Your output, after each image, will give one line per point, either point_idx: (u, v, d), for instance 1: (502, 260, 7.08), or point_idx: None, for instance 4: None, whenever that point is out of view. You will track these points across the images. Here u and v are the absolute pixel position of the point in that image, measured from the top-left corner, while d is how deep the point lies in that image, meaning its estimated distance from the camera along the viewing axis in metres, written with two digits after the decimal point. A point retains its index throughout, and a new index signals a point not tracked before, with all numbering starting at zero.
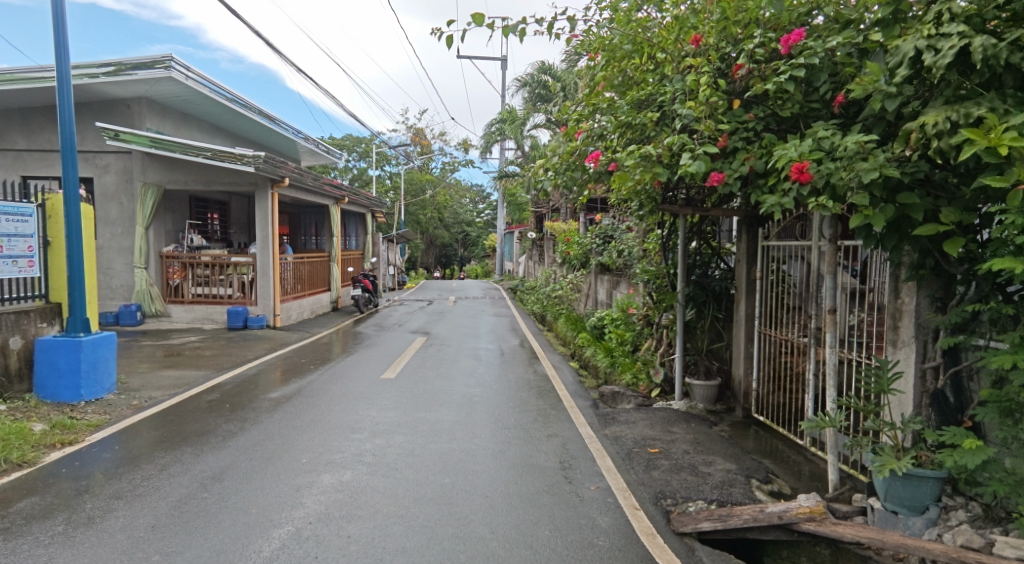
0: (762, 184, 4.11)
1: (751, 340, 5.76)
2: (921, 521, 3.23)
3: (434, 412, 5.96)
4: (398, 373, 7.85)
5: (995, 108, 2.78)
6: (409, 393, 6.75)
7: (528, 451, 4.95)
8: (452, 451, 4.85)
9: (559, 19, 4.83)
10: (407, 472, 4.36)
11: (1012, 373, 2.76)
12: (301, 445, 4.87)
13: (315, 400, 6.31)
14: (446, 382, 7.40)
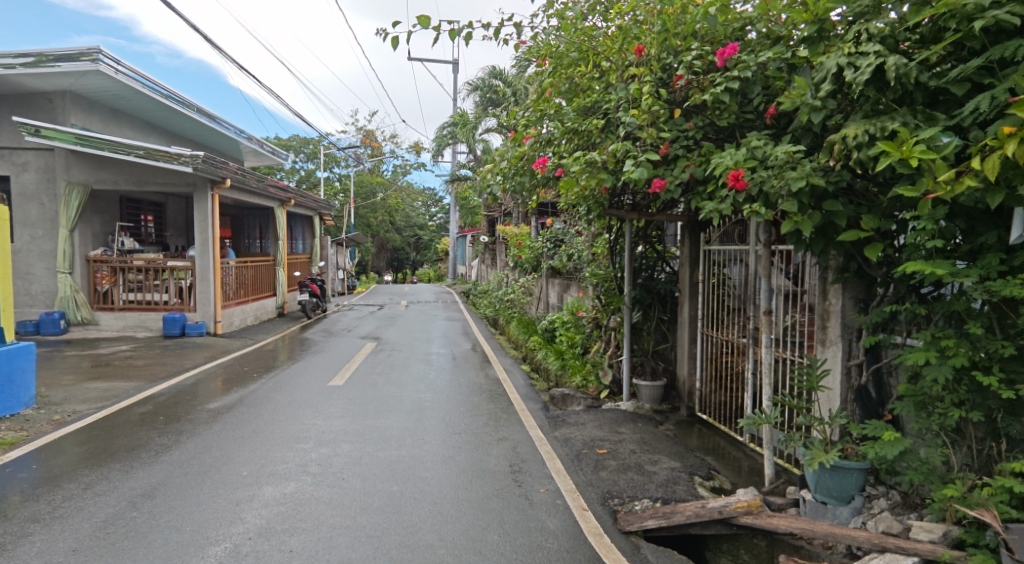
0: (701, 191, 4.27)
1: (694, 341, 5.96)
2: (847, 510, 3.41)
3: (384, 419, 5.91)
4: (347, 379, 7.72)
5: (907, 123, 2.98)
6: (358, 400, 6.66)
7: (479, 455, 4.98)
8: (401, 458, 4.82)
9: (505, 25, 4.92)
10: (354, 481, 4.31)
11: (926, 369, 2.92)
12: (241, 457, 4.74)
13: (257, 409, 6.16)
14: (396, 387, 7.34)
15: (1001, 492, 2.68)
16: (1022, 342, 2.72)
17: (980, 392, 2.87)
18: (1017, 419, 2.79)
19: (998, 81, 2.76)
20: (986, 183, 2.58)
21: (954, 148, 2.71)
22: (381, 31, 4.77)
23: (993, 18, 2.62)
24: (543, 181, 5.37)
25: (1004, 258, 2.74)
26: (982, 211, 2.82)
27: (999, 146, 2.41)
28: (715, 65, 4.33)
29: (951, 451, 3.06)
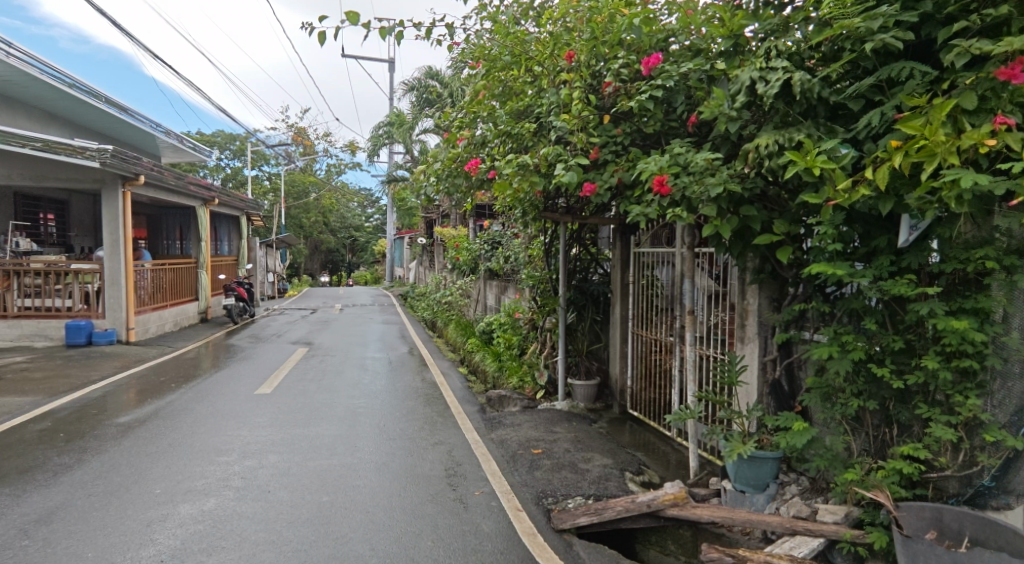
0: (630, 195, 4.42)
1: (626, 340, 6.16)
2: (763, 497, 3.63)
3: (314, 427, 5.79)
4: (276, 387, 7.50)
5: (812, 135, 3.21)
6: (287, 408, 6.48)
7: (413, 460, 4.96)
8: (332, 467, 4.75)
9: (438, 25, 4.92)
10: (281, 493, 4.21)
11: (830, 363, 3.14)
12: (155, 474, 4.53)
13: (175, 422, 5.89)
14: (328, 394, 7.19)
15: (893, 474, 2.94)
16: (910, 337, 2.98)
17: (875, 383, 3.12)
18: (906, 406, 3.06)
19: (888, 98, 3.02)
20: (877, 192, 2.81)
21: (851, 159, 2.94)
22: (305, 26, 4.57)
23: (881, 41, 2.88)
24: (477, 184, 5.33)
25: (894, 260, 3.00)
26: (876, 217, 3.07)
27: (888, 158, 2.63)
28: (640, 73, 4.48)
29: (852, 437, 3.31)
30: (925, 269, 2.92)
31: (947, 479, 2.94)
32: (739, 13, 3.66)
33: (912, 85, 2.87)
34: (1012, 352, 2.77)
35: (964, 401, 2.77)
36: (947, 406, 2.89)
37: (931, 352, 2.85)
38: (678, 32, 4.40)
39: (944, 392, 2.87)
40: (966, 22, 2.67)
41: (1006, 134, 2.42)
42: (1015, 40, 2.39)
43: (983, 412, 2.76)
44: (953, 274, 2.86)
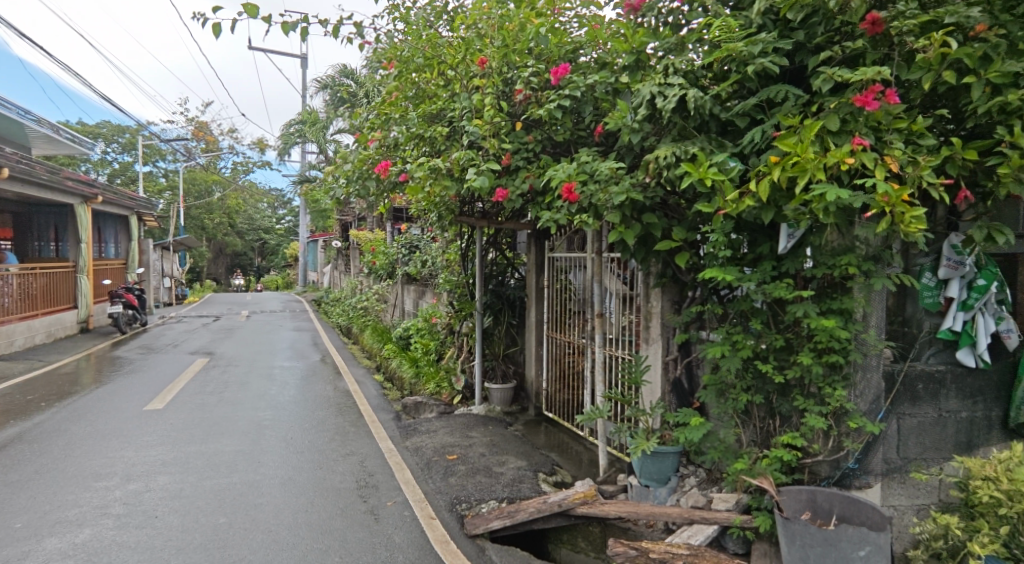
0: (540, 201, 4.55)
1: (541, 343, 6.30)
2: (665, 490, 3.83)
3: (212, 444, 5.51)
4: (168, 401, 7.04)
5: (704, 148, 3.44)
6: (182, 424, 6.13)
7: (321, 473, 4.83)
8: (232, 485, 4.54)
9: (345, 24, 4.80)
10: (170, 518, 3.99)
11: (722, 360, 3.37)
12: (17, 506, 4.15)
13: (45, 445, 5.41)
14: (230, 407, 6.85)
15: (775, 462, 3.20)
16: (789, 335, 3.27)
17: (761, 379, 3.38)
18: (787, 399, 3.33)
19: (768, 117, 3.33)
20: (760, 203, 3.05)
21: (737, 172, 3.17)
22: (197, 14, 4.19)
23: (761, 65, 3.19)
24: (389, 187, 5.19)
25: (775, 266, 3.27)
26: (760, 226, 3.32)
27: (768, 172, 2.87)
28: (549, 83, 4.58)
29: (741, 430, 3.55)
30: (801, 273, 3.21)
31: (819, 464, 3.22)
32: (640, 31, 3.87)
33: (788, 106, 3.16)
34: (871, 347, 3.12)
35: (833, 392, 3.08)
36: (819, 397, 3.20)
37: (806, 349, 3.14)
38: (585, 46, 4.58)
39: (817, 385, 3.17)
40: (830, 52, 3.00)
41: (863, 153, 2.71)
42: (869, 71, 2.70)
43: (848, 401, 3.09)
44: (823, 278, 3.17)
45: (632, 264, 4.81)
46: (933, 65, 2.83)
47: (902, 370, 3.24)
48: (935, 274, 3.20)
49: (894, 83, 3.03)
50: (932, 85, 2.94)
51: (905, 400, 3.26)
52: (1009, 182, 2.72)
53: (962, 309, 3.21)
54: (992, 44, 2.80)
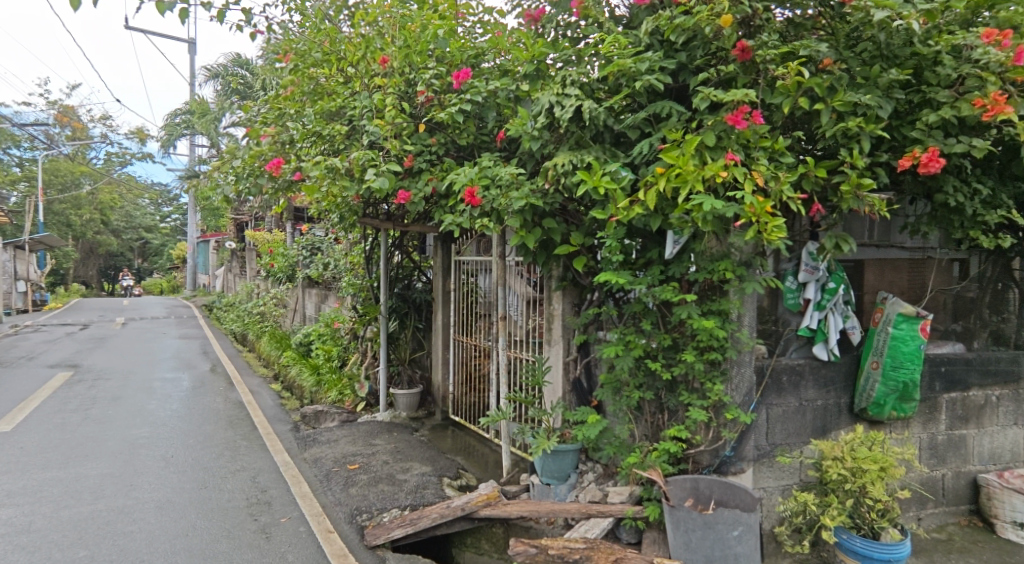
0: (444, 205, 4.54)
1: (447, 346, 6.30)
2: (565, 487, 3.94)
3: (74, 469, 5.06)
4: (20, 423, 6.38)
5: (599, 157, 3.62)
6: (37, 448, 5.57)
7: (206, 493, 4.58)
8: (95, 514, 4.21)
9: (230, 8, 4.56)
10: (18, 556, 3.63)
11: (616, 359, 3.56)
12: None
13: None
14: (99, 426, 6.30)
15: (663, 454, 3.43)
16: (675, 335, 3.50)
17: (651, 376, 3.59)
18: (674, 395, 3.56)
19: (655, 131, 3.58)
20: (648, 211, 3.27)
21: (629, 181, 3.36)
22: None
23: (647, 82, 3.43)
24: (283, 185, 4.92)
25: (663, 270, 3.50)
26: (649, 233, 3.55)
27: (655, 182, 3.10)
28: (451, 86, 4.61)
29: (635, 425, 3.71)
30: (686, 277, 3.46)
31: (701, 453, 3.48)
32: (539, 41, 4.02)
33: (672, 122, 3.43)
34: (745, 344, 3.41)
35: (713, 386, 3.34)
36: (701, 392, 3.45)
37: (689, 347, 3.39)
38: (487, 52, 4.69)
39: (699, 380, 3.42)
40: (707, 74, 3.32)
41: (734, 168, 3.01)
42: (738, 93, 3.03)
43: (725, 395, 3.37)
44: (704, 282, 3.44)
45: (539, 268, 4.80)
46: (791, 91, 3.20)
47: (770, 364, 3.57)
48: (796, 278, 3.55)
49: (760, 106, 3.37)
50: (791, 109, 3.31)
51: (772, 392, 3.59)
52: (850, 199, 3.07)
53: (817, 309, 3.59)
54: (836, 76, 3.24)
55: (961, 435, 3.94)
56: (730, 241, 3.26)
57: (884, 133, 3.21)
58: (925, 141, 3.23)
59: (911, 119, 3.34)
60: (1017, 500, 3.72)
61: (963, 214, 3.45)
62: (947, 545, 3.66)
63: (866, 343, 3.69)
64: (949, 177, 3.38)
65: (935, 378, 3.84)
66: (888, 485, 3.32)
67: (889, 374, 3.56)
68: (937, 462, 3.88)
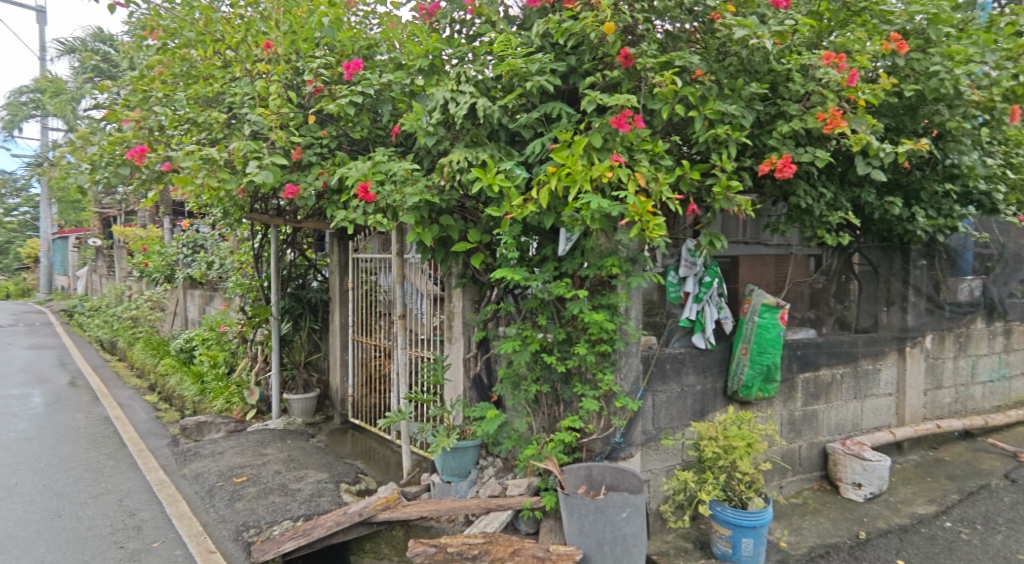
0: (336, 199, 4.41)
1: (345, 347, 6.15)
2: (466, 484, 3.96)
3: None
4: None
5: (493, 155, 3.70)
6: None
7: (61, 523, 4.17)
8: None
9: None
10: None
11: (514, 354, 3.65)
12: None
13: None
14: None
15: (559, 444, 3.55)
16: (569, 328, 3.64)
17: (548, 369, 3.72)
18: (569, 386, 3.70)
19: (547, 131, 3.73)
20: (541, 209, 3.41)
21: (522, 180, 3.46)
22: None
23: (537, 83, 3.57)
24: (151, 175, 4.35)
25: (557, 266, 3.66)
26: (543, 230, 3.68)
27: (547, 181, 3.23)
28: (342, 77, 4.53)
29: (533, 418, 3.84)
30: (578, 273, 3.62)
31: (594, 441, 3.65)
32: (434, 36, 3.99)
33: (563, 123, 3.59)
34: (632, 336, 3.62)
35: (603, 376, 3.52)
36: (593, 383, 3.60)
37: (581, 340, 3.54)
38: (380, 44, 4.61)
39: (591, 371, 3.58)
40: (594, 78, 3.55)
41: (619, 169, 3.20)
42: (621, 98, 3.24)
43: (614, 384, 3.55)
44: (595, 278, 3.60)
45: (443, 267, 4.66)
46: (669, 98, 3.45)
47: (655, 354, 3.79)
48: (677, 273, 3.82)
49: (642, 111, 3.61)
50: (669, 115, 3.58)
51: (657, 379, 3.81)
52: (721, 200, 3.35)
53: (696, 301, 3.85)
54: (706, 86, 3.53)
55: (814, 411, 4.37)
56: (616, 239, 3.45)
57: (747, 140, 3.56)
58: (780, 149, 3.60)
59: (769, 128, 3.70)
60: (857, 463, 4.17)
61: (812, 214, 3.86)
62: (803, 509, 4.06)
63: (737, 331, 4.02)
64: (801, 181, 3.77)
65: (793, 360, 4.23)
66: (752, 459, 3.64)
67: (756, 359, 3.90)
68: (795, 436, 4.30)
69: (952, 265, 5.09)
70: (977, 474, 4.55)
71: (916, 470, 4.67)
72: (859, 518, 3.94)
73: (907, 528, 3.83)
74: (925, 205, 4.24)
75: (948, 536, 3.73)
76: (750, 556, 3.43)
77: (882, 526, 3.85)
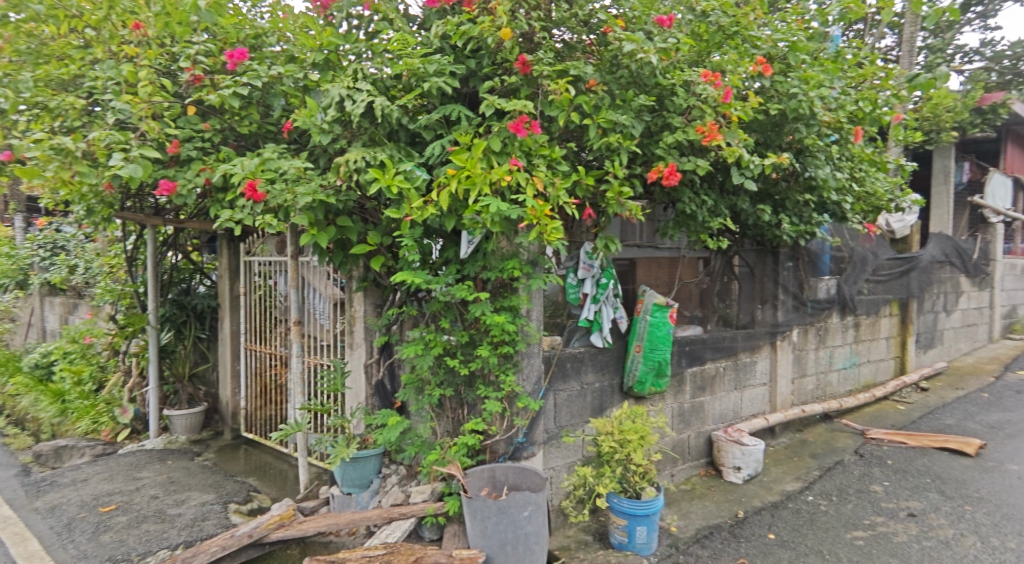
0: (220, 198, 4.09)
1: (237, 357, 5.71)
2: (367, 494, 3.83)
3: None
4: None
5: (393, 156, 3.63)
6: None
7: None
8: None
9: None
10: None
11: (416, 359, 3.61)
12: None
13: None
14: None
15: (462, 448, 3.55)
16: (472, 331, 3.66)
17: (451, 373, 3.70)
18: (472, 389, 3.72)
19: (447, 133, 3.73)
20: (442, 211, 3.41)
21: (422, 181, 3.43)
22: None
23: (436, 84, 3.57)
24: None
25: (459, 268, 3.66)
26: (446, 232, 3.66)
27: (447, 183, 3.24)
28: (225, 66, 4.22)
29: (437, 422, 3.81)
30: (480, 276, 3.65)
31: (497, 442, 3.69)
32: (328, 30, 3.87)
33: (463, 125, 3.61)
34: (533, 337, 3.70)
35: (506, 378, 3.56)
36: (497, 384, 3.65)
37: (484, 343, 3.56)
38: (269, 34, 4.35)
39: (495, 373, 3.62)
40: (493, 82, 3.60)
41: (517, 173, 3.29)
42: (518, 104, 3.35)
43: (517, 385, 3.61)
44: (496, 280, 3.66)
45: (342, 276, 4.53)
46: (565, 105, 3.60)
47: (556, 354, 3.91)
48: (576, 275, 4.00)
49: (540, 117, 3.72)
50: (566, 123, 3.73)
51: (558, 378, 3.93)
52: (614, 205, 3.54)
53: (594, 302, 4.06)
54: (599, 96, 3.71)
55: (700, 402, 4.71)
56: (516, 241, 3.52)
57: (637, 149, 3.77)
58: (666, 159, 3.85)
59: (657, 139, 3.95)
60: (736, 448, 4.55)
61: (695, 220, 4.19)
62: (691, 494, 4.37)
63: (631, 329, 4.25)
64: (686, 190, 4.07)
65: (681, 356, 4.55)
66: (645, 451, 3.84)
67: (649, 355, 4.14)
68: (683, 427, 4.61)
69: (813, 266, 5.72)
70: (833, 451, 5.14)
71: (784, 451, 5.18)
72: (738, 499, 4.30)
73: (777, 504, 4.25)
74: (790, 213, 4.72)
75: (810, 508, 4.17)
76: (644, 543, 3.62)
77: (757, 504, 4.23)
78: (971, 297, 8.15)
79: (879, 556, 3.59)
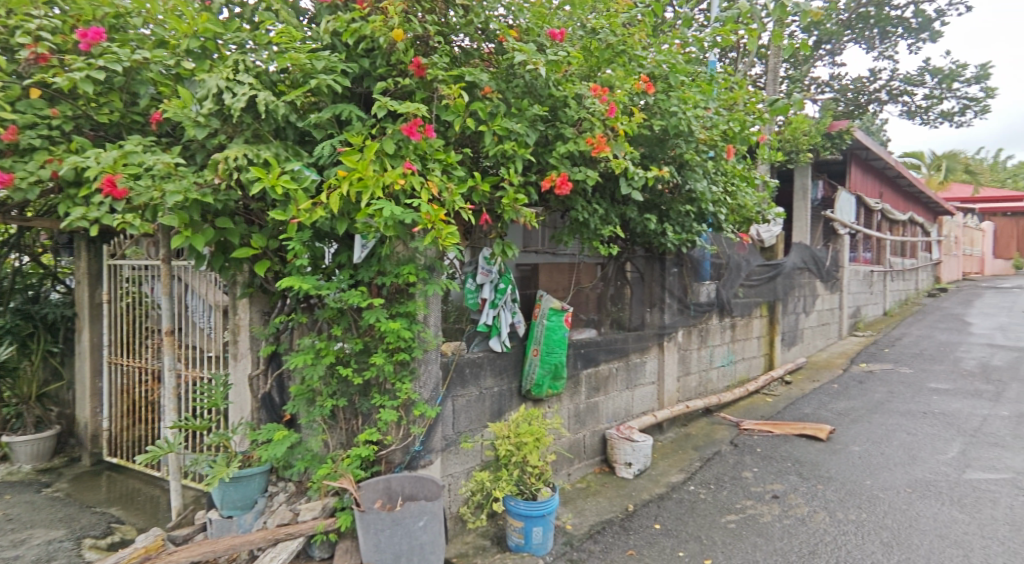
0: (72, 194, 3.60)
1: (98, 373, 5.07)
2: (251, 515, 3.56)
3: None
4: None
5: (279, 154, 3.43)
6: None
7: None
8: None
9: None
10: None
11: (306, 368, 3.42)
12: None
13: None
14: None
15: (355, 460, 3.40)
16: (366, 338, 3.53)
17: (345, 383, 3.56)
18: (367, 398, 3.59)
19: (338, 133, 3.59)
20: (332, 214, 3.26)
21: (310, 182, 3.27)
22: None
23: (324, 81, 3.41)
24: None
25: (352, 273, 3.53)
26: (339, 236, 3.49)
27: (338, 185, 3.10)
28: (77, 46, 3.72)
29: (329, 434, 3.62)
30: (374, 281, 3.54)
31: (393, 452, 3.58)
32: (202, 15, 3.56)
33: (355, 126, 3.48)
34: (430, 343, 3.63)
35: (402, 385, 3.47)
36: (393, 393, 3.55)
37: (379, 350, 3.44)
38: (132, 14, 3.81)
39: (390, 381, 3.52)
40: (386, 84, 3.51)
41: (411, 177, 3.23)
42: (411, 107, 3.28)
43: (414, 392, 3.53)
44: (391, 285, 3.57)
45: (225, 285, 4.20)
46: (459, 111, 3.59)
47: (454, 360, 3.88)
48: (474, 281, 4.06)
49: (435, 121, 3.70)
50: (461, 128, 3.72)
51: (457, 384, 3.90)
52: (509, 211, 3.60)
53: (492, 306, 4.11)
54: (494, 103, 3.75)
55: (595, 402, 4.90)
56: (412, 246, 3.45)
57: (531, 157, 3.85)
58: (559, 168, 3.98)
59: (550, 148, 4.05)
60: (627, 445, 4.77)
61: (588, 227, 4.35)
62: (585, 492, 4.52)
63: (528, 334, 4.32)
64: (578, 198, 4.23)
65: (577, 358, 4.70)
66: (541, 452, 3.91)
67: (545, 358, 4.23)
68: (579, 427, 4.76)
69: (695, 271, 6.14)
70: (712, 443, 5.56)
71: (670, 445, 5.52)
72: (628, 493, 4.51)
73: (663, 495, 4.51)
74: (673, 222, 5.04)
75: (690, 497, 4.47)
76: (540, 543, 3.68)
77: (645, 497, 4.46)
78: (824, 299, 9.18)
79: (748, 537, 3.93)
